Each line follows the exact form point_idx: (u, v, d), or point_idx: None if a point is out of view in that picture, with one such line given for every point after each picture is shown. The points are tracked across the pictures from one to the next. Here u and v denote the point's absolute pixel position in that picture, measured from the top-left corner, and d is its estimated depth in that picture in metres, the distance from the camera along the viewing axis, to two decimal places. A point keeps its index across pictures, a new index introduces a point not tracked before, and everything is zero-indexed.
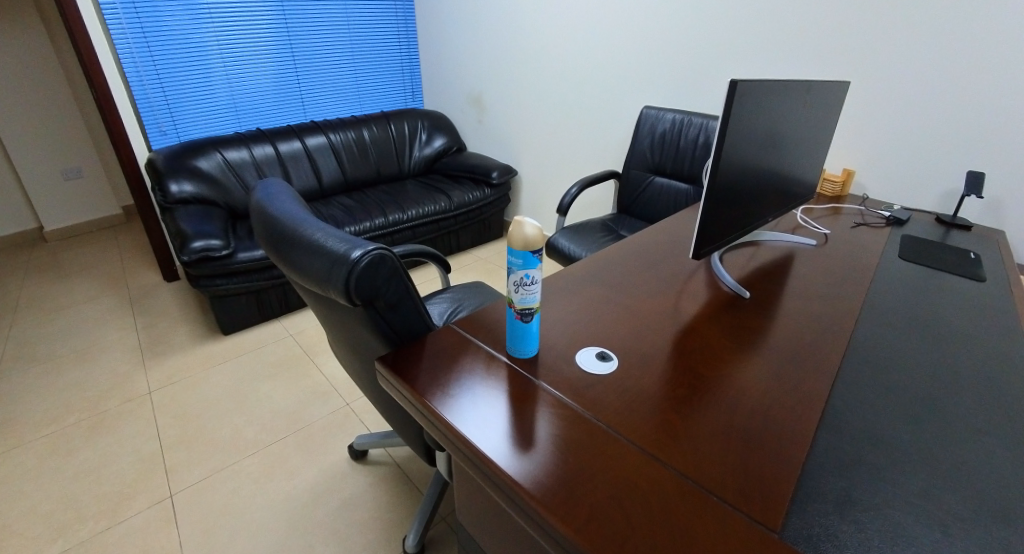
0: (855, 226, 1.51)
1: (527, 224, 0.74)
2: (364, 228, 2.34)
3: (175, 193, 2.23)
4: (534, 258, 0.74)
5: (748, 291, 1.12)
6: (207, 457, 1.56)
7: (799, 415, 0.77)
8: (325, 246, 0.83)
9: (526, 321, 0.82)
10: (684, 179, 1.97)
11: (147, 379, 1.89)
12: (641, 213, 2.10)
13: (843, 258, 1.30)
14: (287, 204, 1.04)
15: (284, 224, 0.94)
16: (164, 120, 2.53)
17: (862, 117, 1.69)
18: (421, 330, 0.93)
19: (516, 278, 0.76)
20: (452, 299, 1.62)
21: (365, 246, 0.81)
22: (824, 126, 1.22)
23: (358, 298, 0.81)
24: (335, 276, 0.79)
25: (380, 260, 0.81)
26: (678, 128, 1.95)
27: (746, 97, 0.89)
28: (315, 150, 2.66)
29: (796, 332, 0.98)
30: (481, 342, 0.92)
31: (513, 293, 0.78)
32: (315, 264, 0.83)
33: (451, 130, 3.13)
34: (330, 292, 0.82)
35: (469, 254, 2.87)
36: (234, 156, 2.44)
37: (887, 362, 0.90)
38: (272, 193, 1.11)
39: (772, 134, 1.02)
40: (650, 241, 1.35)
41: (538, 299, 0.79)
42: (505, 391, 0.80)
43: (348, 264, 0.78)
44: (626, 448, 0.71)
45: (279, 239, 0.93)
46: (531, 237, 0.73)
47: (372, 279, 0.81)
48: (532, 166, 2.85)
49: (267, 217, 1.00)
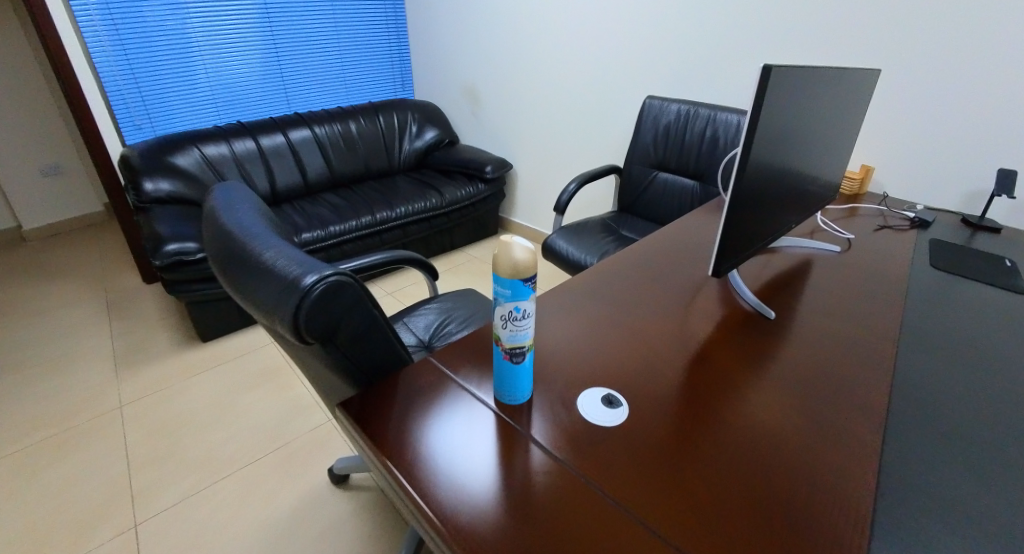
0: (877, 229, 1.38)
1: (516, 246, 0.62)
2: (350, 227, 2.22)
3: (150, 191, 2.10)
4: (524, 287, 0.62)
5: (772, 309, 0.99)
6: (179, 478, 1.43)
7: (836, 474, 0.66)
8: (276, 270, 0.71)
9: (518, 362, 0.70)
10: (689, 175, 1.85)
11: (120, 392, 1.74)
12: (644, 212, 1.98)
13: (867, 268, 1.17)
14: (243, 215, 0.91)
15: (235, 241, 0.82)
16: (138, 114, 2.38)
17: (884, 110, 1.55)
18: (395, 367, 0.81)
19: (504, 311, 0.64)
20: (441, 310, 1.50)
21: (323, 270, 0.69)
22: (850, 119, 1.09)
23: (310, 337, 0.69)
24: (284, 309, 0.68)
25: (339, 287, 0.69)
26: (683, 121, 1.81)
27: (779, 87, 0.76)
28: (299, 144, 2.52)
29: (822, 360, 0.86)
30: (463, 380, 0.80)
31: (501, 329, 0.66)
32: (265, 291, 0.71)
33: (443, 121, 2.97)
34: (279, 325, 0.70)
35: (462, 253, 2.74)
36: (213, 151, 2.30)
37: (929, 400, 0.78)
38: (230, 200, 0.99)
39: (797, 132, 0.89)
40: (656, 250, 1.22)
41: (530, 337, 0.67)
42: (485, 449, 0.68)
43: (299, 291, 0.66)
44: (626, 526, 0.59)
45: (228, 257, 0.81)
46: (522, 263, 0.62)
47: (327, 312, 0.69)
48: (528, 160, 2.71)
49: (219, 230, 0.87)
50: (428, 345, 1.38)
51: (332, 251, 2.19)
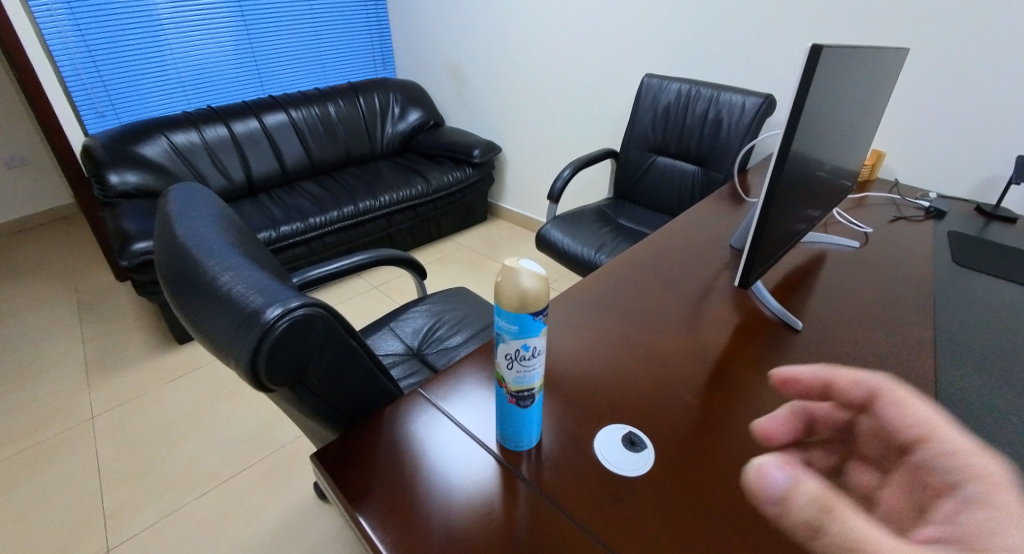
0: (893, 219, 1.32)
1: (523, 273, 0.53)
2: (331, 219, 2.10)
3: (115, 184, 1.95)
4: (533, 321, 0.54)
5: (798, 319, 0.93)
6: (154, 497, 1.34)
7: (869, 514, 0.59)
8: (233, 298, 0.62)
9: (524, 405, 0.62)
10: (690, 160, 1.74)
11: (92, 400, 1.62)
12: (642, 200, 1.88)
13: (883, 268, 1.10)
14: (198, 224, 0.80)
15: (187, 258, 0.71)
16: (100, 100, 2.21)
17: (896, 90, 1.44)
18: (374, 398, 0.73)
19: (510, 350, 0.56)
20: (431, 312, 1.41)
21: (287, 301, 0.60)
22: (868, 104, 0.99)
23: (272, 377, 0.60)
24: (241, 346, 0.58)
25: (307, 321, 0.60)
26: (683, 101, 1.70)
27: (823, 69, 0.69)
28: (275, 129, 2.37)
29: (847, 380, 0.79)
30: (459, 421, 0.73)
31: (505, 369, 0.58)
32: (221, 324, 0.61)
33: (427, 102, 2.82)
34: (234, 364, 0.61)
35: (451, 241, 2.63)
36: (182, 139, 2.16)
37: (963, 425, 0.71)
38: (186, 205, 0.88)
39: (823, 124, 0.79)
40: (662, 253, 1.15)
41: (537, 378, 0.59)
42: (475, 509, 0.62)
43: (260, 329, 0.57)
44: None
45: (180, 277, 0.70)
46: (530, 295, 0.53)
47: (292, 349, 0.60)
48: (518, 143, 2.58)
49: (172, 243, 0.77)
50: (417, 352, 1.31)
51: (312, 245, 2.07)
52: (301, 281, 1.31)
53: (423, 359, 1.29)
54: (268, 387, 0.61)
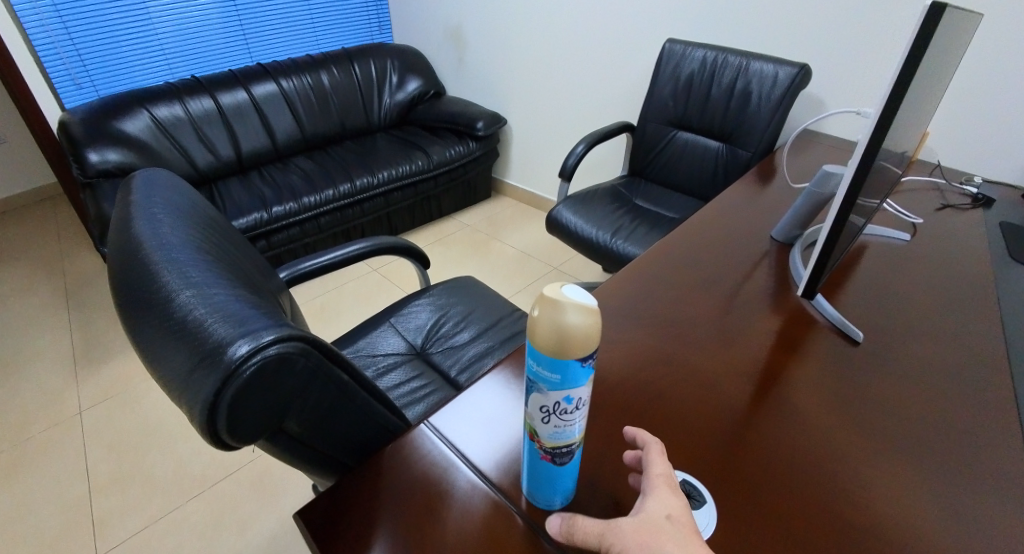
0: (940, 208, 1.21)
1: (567, 311, 0.44)
2: (326, 198, 1.98)
3: (95, 163, 1.81)
4: (580, 368, 0.46)
5: (859, 330, 0.86)
6: (143, 502, 1.25)
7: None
8: (189, 324, 0.51)
9: (561, 462, 0.54)
10: (715, 135, 1.60)
11: (78, 396, 1.53)
12: (661, 178, 1.75)
13: (933, 270, 1.00)
14: (156, 215, 0.68)
15: (136, 263, 0.59)
16: (76, 71, 2.05)
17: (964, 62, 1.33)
18: (361, 430, 0.64)
19: (547, 401, 0.48)
20: (435, 306, 1.31)
21: (259, 334, 0.50)
22: (934, 79, 0.86)
23: (235, 424, 0.50)
24: (200, 388, 0.48)
25: (283, 359, 0.50)
26: (709, 71, 1.55)
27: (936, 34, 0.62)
28: (264, 101, 2.21)
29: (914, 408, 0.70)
30: (478, 466, 0.65)
31: (541, 423, 0.50)
32: (175, 357, 0.51)
33: (426, 69, 2.64)
34: (186, 403, 0.51)
35: (454, 221, 2.51)
36: (165, 113, 2.01)
37: None
38: (146, 189, 0.76)
39: (901, 107, 0.66)
40: (693, 248, 1.05)
41: (576, 434, 0.51)
42: None
43: (224, 370, 0.47)
44: None
45: (128, 287, 0.59)
46: (573, 337, 0.44)
47: (262, 391, 0.50)
48: (524, 115, 2.43)
49: (124, 241, 0.64)
50: (421, 351, 1.21)
51: (305, 226, 1.96)
52: (293, 275, 1.20)
53: (428, 359, 1.19)
54: (233, 434, 0.52)
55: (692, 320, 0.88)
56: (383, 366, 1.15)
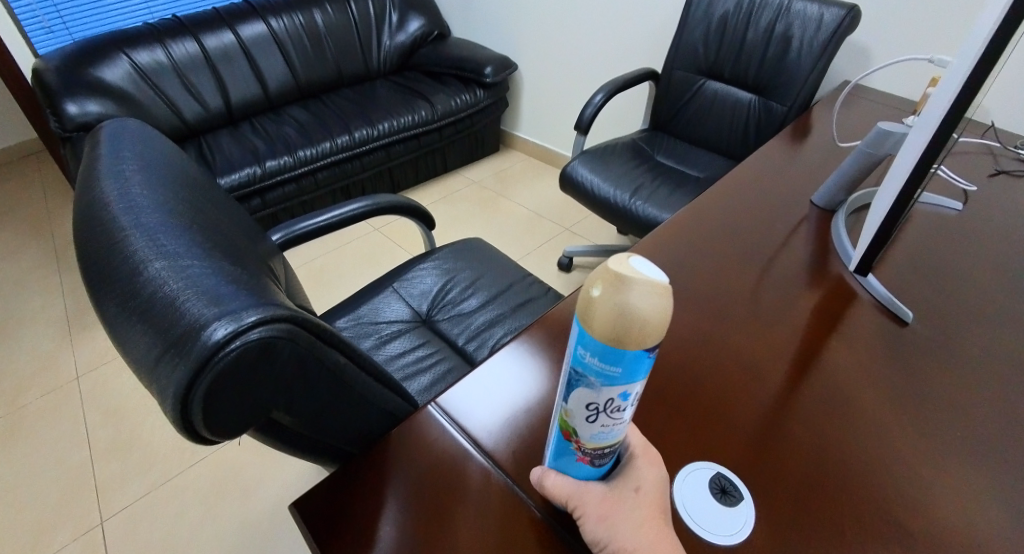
0: (993, 173, 1.11)
1: (636, 290, 0.33)
2: (323, 151, 1.86)
3: (74, 115, 1.68)
4: (643, 361, 0.35)
5: (904, 310, 0.77)
6: (145, 467, 1.22)
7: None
8: (159, 302, 0.42)
9: (599, 463, 0.44)
10: (747, 86, 1.46)
11: (74, 359, 1.48)
12: (685, 133, 1.62)
13: (988, 242, 0.91)
14: (124, 170, 0.59)
15: (99, 228, 0.51)
16: (45, 13, 1.88)
17: None
18: (366, 416, 0.57)
19: (596, 398, 0.37)
20: (442, 270, 1.23)
21: (240, 313, 0.41)
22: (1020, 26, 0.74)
23: (214, 418, 0.43)
24: (170, 377, 0.41)
25: (267, 341, 0.42)
26: (745, 11, 1.39)
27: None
28: (253, 44, 2.04)
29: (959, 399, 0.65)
30: (490, 453, 0.57)
31: (585, 423, 0.40)
32: (142, 340, 0.43)
33: (429, 7, 2.42)
34: (153, 389, 0.43)
35: (460, 175, 2.38)
36: (146, 59, 1.85)
37: None
38: (115, 141, 0.66)
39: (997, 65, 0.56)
40: (724, 211, 0.96)
41: (619, 432, 0.41)
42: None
43: (196, 356, 0.39)
44: None
45: (91, 254, 0.50)
46: (640, 324, 0.33)
47: (244, 377, 0.42)
48: (536, 61, 2.25)
49: (88, 203, 0.55)
50: (427, 318, 1.14)
51: (302, 181, 1.85)
52: (288, 237, 1.11)
53: (434, 326, 1.12)
54: (211, 429, 0.44)
55: (727, 293, 0.79)
56: (386, 334, 1.08)
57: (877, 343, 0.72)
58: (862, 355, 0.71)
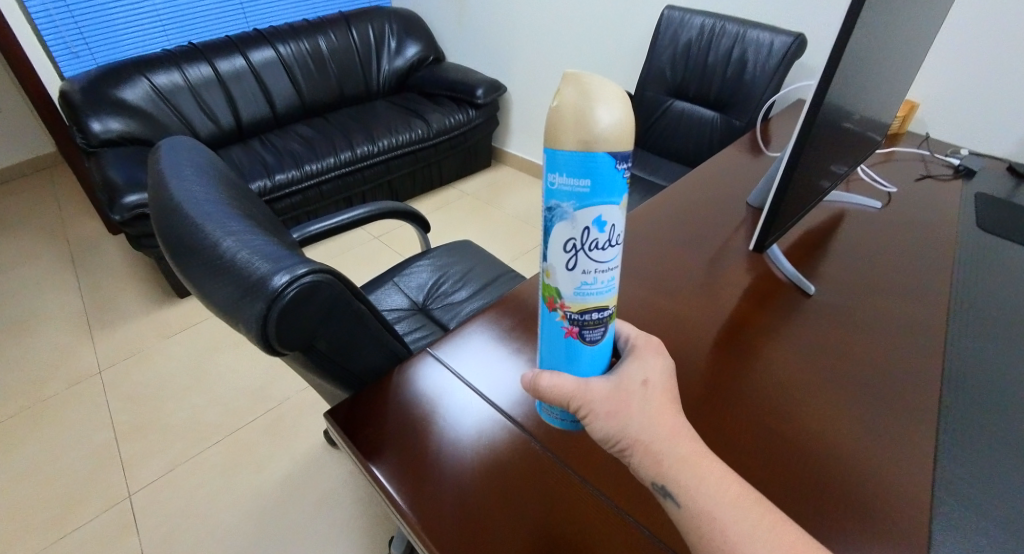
0: (920, 178, 1.25)
1: (595, 103, 0.38)
2: (328, 166, 2.01)
3: (98, 132, 1.83)
4: (615, 179, 0.39)
5: (812, 284, 0.92)
6: (166, 447, 1.34)
7: (876, 499, 0.60)
8: (235, 263, 0.58)
9: (592, 342, 0.48)
10: (710, 104, 1.63)
11: (95, 354, 1.59)
12: (657, 147, 1.77)
13: (908, 232, 1.06)
14: (185, 174, 0.74)
15: (176, 216, 0.65)
16: (71, 38, 2.04)
17: (958, 38, 1.33)
18: (383, 358, 0.72)
19: (574, 232, 0.41)
20: (436, 266, 1.37)
21: (294, 268, 0.57)
22: (908, 53, 0.91)
23: (279, 346, 0.58)
24: (248, 314, 0.56)
25: (314, 288, 0.57)
26: (706, 39, 1.57)
27: (868, 24, 0.63)
28: (262, 68, 2.21)
29: (857, 349, 0.80)
30: (476, 386, 0.72)
31: (568, 272, 0.43)
32: (222, 293, 0.58)
33: (425, 33, 2.61)
34: (240, 328, 0.58)
35: (454, 188, 2.54)
36: (164, 81, 2.01)
37: (971, 401, 0.72)
38: (171, 151, 0.81)
39: (855, 84, 0.73)
40: (680, 207, 1.12)
41: (604, 291, 0.44)
42: (476, 453, 0.64)
43: (267, 298, 0.54)
44: (628, 533, 0.56)
45: (172, 236, 0.65)
46: (604, 129, 0.37)
47: (301, 315, 0.58)
48: (524, 82, 2.44)
49: (160, 199, 0.69)
50: (423, 307, 1.28)
51: (308, 194, 1.99)
52: (301, 236, 1.25)
53: (429, 313, 1.26)
54: (277, 354, 0.59)
55: (679, 273, 0.94)
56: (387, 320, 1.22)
57: (802, 311, 0.86)
58: (786, 320, 0.85)
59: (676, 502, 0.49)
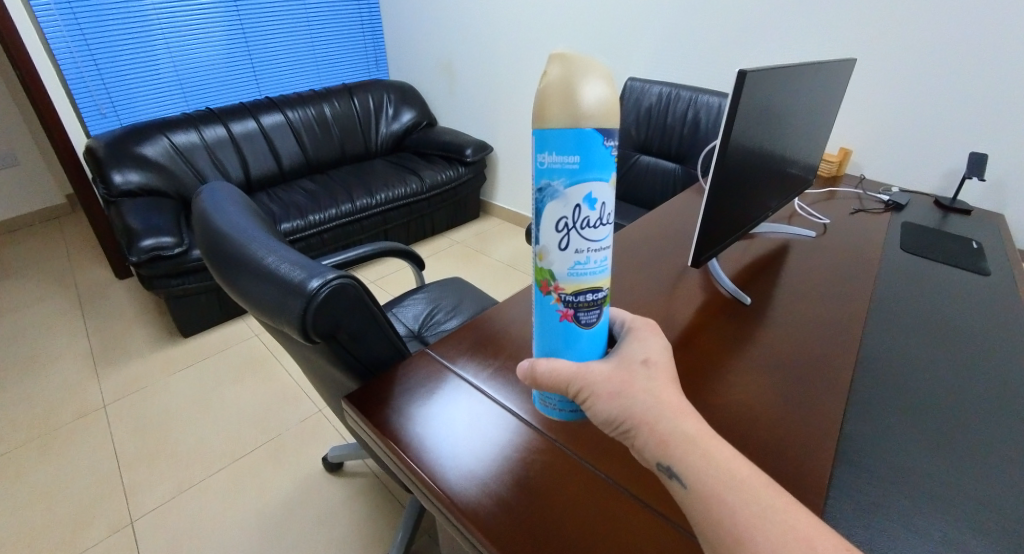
0: (853, 212, 1.40)
1: (584, 85, 0.46)
2: (330, 216, 2.19)
3: (120, 184, 2.00)
4: (603, 157, 0.48)
5: (747, 295, 1.05)
6: (170, 475, 1.40)
7: (800, 460, 0.72)
8: (278, 272, 0.73)
9: (587, 325, 0.55)
10: (672, 158, 1.86)
11: (102, 391, 1.66)
12: (628, 195, 1.98)
13: (843, 251, 1.22)
14: (229, 209, 0.90)
15: (225, 239, 0.81)
16: (101, 101, 2.26)
17: (873, 95, 1.54)
18: (391, 357, 0.86)
19: (567, 210, 0.49)
20: (429, 300, 1.52)
21: (325, 274, 0.73)
22: (818, 108, 1.12)
23: (312, 336, 0.73)
24: (290, 309, 0.71)
25: (341, 289, 0.73)
26: (664, 103, 1.82)
27: (754, 87, 0.83)
28: (272, 130, 2.44)
29: (794, 344, 0.93)
30: (467, 376, 0.85)
31: (562, 251, 0.50)
32: (267, 295, 0.73)
33: (419, 102, 2.91)
34: (283, 325, 0.74)
35: (445, 237, 2.72)
36: (183, 140, 2.22)
37: (889, 382, 0.85)
38: (213, 192, 0.98)
39: (761, 130, 0.93)
40: (645, 238, 1.29)
41: (598, 270, 0.51)
42: (471, 424, 0.76)
43: (305, 296, 0.70)
44: (597, 482, 0.68)
45: (222, 257, 0.81)
46: (591, 106, 0.46)
47: (330, 312, 0.73)
48: (508, 141, 2.69)
49: (209, 229, 0.86)
50: (418, 335, 1.40)
51: (311, 241, 2.15)
52: None
53: (423, 340, 1.38)
54: (310, 342, 0.74)
55: (644, 288, 1.08)
56: None
57: (751, 317, 1.00)
58: (734, 322, 0.99)
59: (683, 482, 0.54)
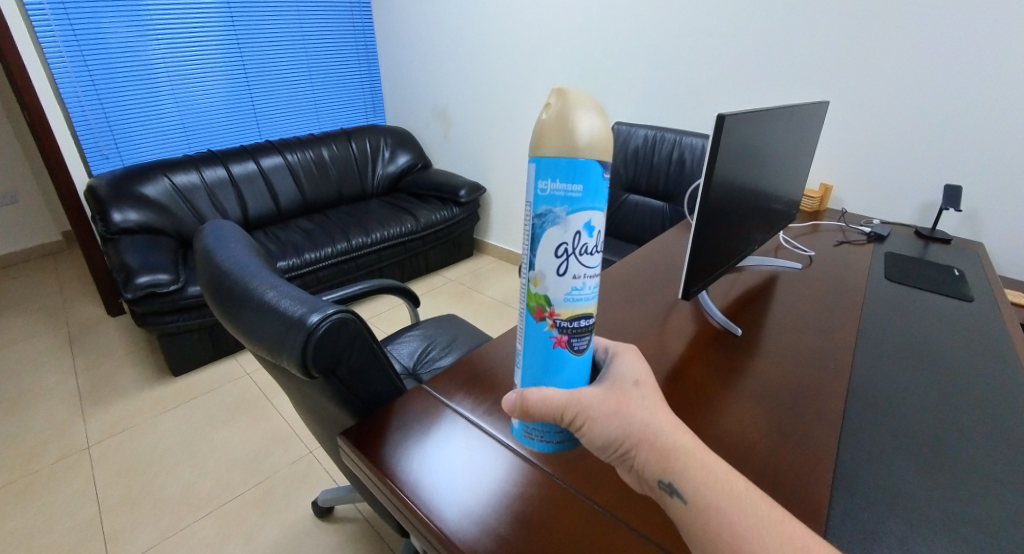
0: (837, 244, 1.45)
1: (582, 119, 0.49)
2: (325, 255, 2.21)
3: (119, 222, 2.03)
4: (600, 187, 0.50)
5: (738, 326, 1.07)
6: (153, 520, 1.35)
7: (797, 485, 0.72)
8: (280, 307, 0.75)
9: (577, 351, 0.55)
10: (659, 197, 1.92)
11: (87, 432, 1.62)
12: (617, 232, 2.03)
13: (829, 281, 1.25)
14: (232, 246, 0.92)
15: (228, 275, 0.83)
16: (105, 144, 2.32)
17: (847, 136, 1.63)
18: (388, 394, 0.86)
19: (567, 236, 0.50)
20: (424, 336, 1.52)
21: (325, 309, 0.74)
22: (795, 147, 1.18)
23: (311, 369, 0.73)
24: (290, 342, 0.72)
25: (341, 324, 0.74)
26: (650, 145, 1.90)
27: (733, 129, 0.89)
28: (270, 172, 2.50)
29: (786, 371, 0.94)
30: (462, 410, 0.84)
31: (559, 276, 0.51)
32: (268, 329, 0.74)
33: (416, 145, 3.01)
34: (283, 360, 0.74)
35: (439, 275, 2.75)
36: (183, 180, 2.26)
37: (880, 407, 0.86)
38: (216, 230, 1.00)
39: (743, 166, 0.98)
40: (636, 273, 1.32)
41: (590, 299, 0.52)
42: (467, 459, 0.75)
43: (306, 330, 0.71)
44: (594, 514, 0.67)
45: (224, 292, 0.82)
46: (588, 139, 0.48)
47: (330, 346, 0.74)
48: (501, 181, 2.77)
49: (212, 266, 0.87)
50: (412, 373, 1.39)
51: (306, 279, 2.16)
52: None
53: (418, 378, 1.37)
54: (309, 375, 0.74)
55: (637, 320, 1.10)
56: None
57: (742, 346, 1.01)
58: (727, 351, 1.00)
59: (683, 498, 0.55)
